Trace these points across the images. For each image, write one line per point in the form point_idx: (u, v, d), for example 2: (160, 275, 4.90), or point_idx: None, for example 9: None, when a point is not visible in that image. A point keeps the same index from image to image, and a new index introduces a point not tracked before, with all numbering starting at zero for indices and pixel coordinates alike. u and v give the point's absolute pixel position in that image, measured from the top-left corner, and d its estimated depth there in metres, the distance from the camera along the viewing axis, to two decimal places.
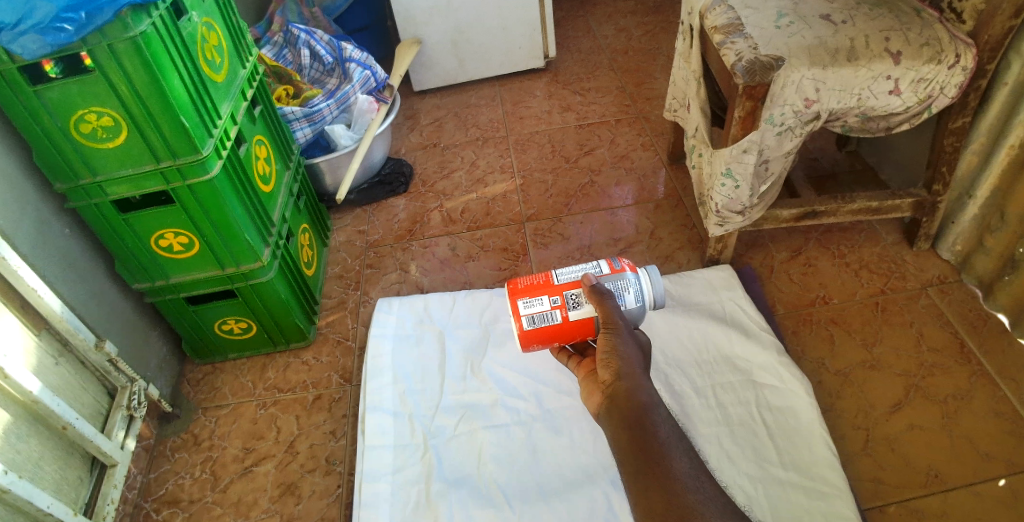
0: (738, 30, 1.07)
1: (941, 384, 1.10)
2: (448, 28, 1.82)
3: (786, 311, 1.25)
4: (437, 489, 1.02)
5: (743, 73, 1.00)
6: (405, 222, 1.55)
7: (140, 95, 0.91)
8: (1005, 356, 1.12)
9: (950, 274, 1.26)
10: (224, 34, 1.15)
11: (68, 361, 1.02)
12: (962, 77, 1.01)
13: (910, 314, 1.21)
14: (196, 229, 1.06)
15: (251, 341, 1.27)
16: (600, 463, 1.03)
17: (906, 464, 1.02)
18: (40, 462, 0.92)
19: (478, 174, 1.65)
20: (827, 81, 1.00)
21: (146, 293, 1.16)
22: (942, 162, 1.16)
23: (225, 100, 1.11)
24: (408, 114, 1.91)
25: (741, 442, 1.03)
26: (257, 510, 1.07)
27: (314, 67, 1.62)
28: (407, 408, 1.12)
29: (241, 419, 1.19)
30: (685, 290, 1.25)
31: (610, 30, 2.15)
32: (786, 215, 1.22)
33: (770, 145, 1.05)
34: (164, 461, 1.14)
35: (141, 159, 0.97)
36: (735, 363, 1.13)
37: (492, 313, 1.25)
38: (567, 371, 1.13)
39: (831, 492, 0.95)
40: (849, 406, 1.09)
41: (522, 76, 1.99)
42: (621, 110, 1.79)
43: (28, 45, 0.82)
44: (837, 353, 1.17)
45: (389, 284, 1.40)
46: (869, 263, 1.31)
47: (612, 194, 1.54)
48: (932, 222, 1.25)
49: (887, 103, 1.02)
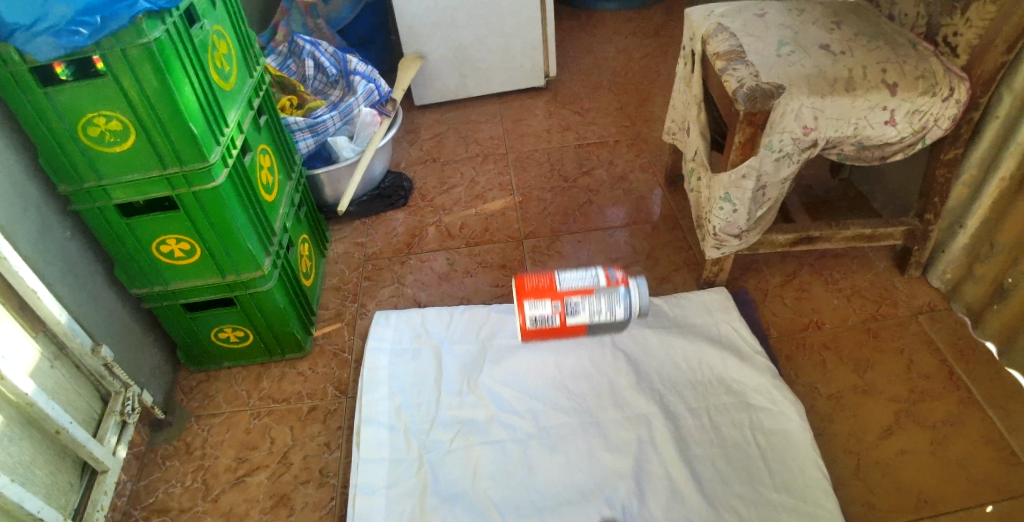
0: (739, 57, 1.09)
1: (932, 410, 1.12)
2: (451, 46, 1.85)
3: (780, 335, 1.26)
4: (432, 504, 1.02)
5: (745, 100, 1.02)
6: (403, 236, 1.55)
7: (151, 102, 0.92)
8: (995, 384, 1.14)
9: (940, 302, 1.28)
10: (234, 46, 1.16)
11: (63, 365, 1.01)
12: (956, 109, 1.04)
13: (901, 340, 1.23)
14: (198, 236, 1.06)
15: (247, 351, 1.26)
16: (595, 481, 1.03)
17: (898, 488, 1.03)
18: (31, 465, 0.91)
19: (477, 190, 1.67)
20: (826, 109, 1.02)
21: (144, 299, 1.15)
22: (934, 192, 1.19)
23: (233, 108, 1.11)
24: (409, 129, 1.92)
25: (734, 464, 1.04)
26: (248, 521, 1.06)
27: (318, 78, 1.63)
28: (402, 422, 1.12)
29: (234, 429, 1.18)
30: (680, 310, 1.27)
31: (610, 52, 2.18)
32: (781, 239, 1.24)
33: (768, 171, 1.08)
34: (155, 469, 1.13)
35: (148, 164, 0.97)
36: (730, 385, 1.14)
37: (489, 329, 1.25)
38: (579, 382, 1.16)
39: (823, 514, 0.96)
40: (841, 429, 1.11)
41: (522, 94, 2.01)
42: (621, 132, 1.82)
43: (42, 47, 0.83)
44: (830, 377, 1.18)
45: (386, 298, 1.40)
46: (862, 289, 1.33)
47: (609, 213, 1.56)
48: (924, 250, 1.27)
49: (883, 133, 1.05)
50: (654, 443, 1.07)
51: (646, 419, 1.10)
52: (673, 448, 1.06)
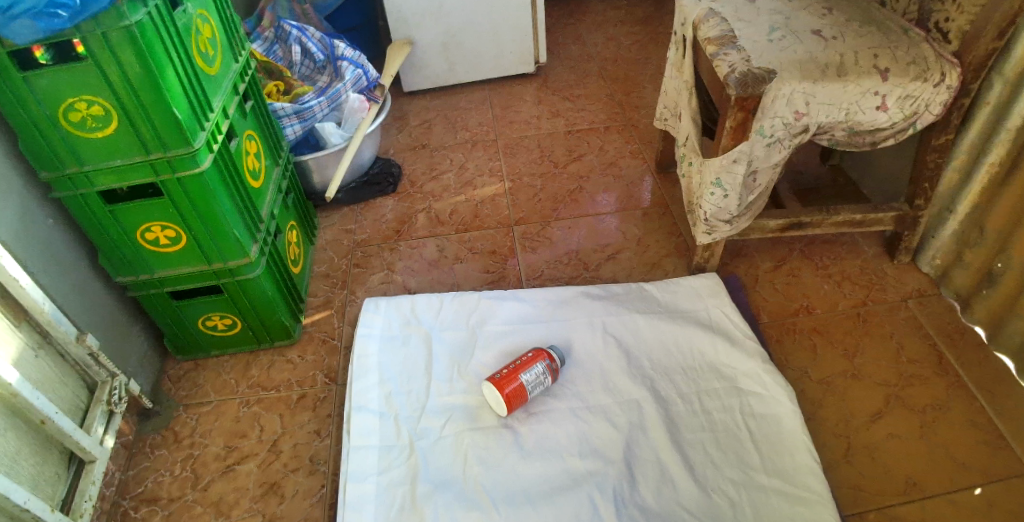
0: (731, 42, 1.07)
1: (920, 394, 1.12)
2: (439, 31, 1.82)
3: (770, 320, 1.27)
4: (423, 492, 1.01)
5: (735, 85, 0.99)
6: (392, 223, 1.54)
7: (134, 86, 0.90)
8: (982, 369, 1.15)
9: (928, 287, 1.29)
10: (218, 28, 1.14)
11: (48, 354, 1.00)
12: (947, 95, 1.04)
13: (890, 325, 1.23)
14: (183, 224, 1.04)
15: (235, 339, 1.25)
16: (587, 466, 1.03)
17: (886, 472, 1.04)
18: (17, 457, 0.90)
19: (467, 177, 1.65)
20: (818, 95, 1.02)
21: (129, 288, 1.14)
22: (924, 178, 1.19)
23: (218, 93, 1.09)
24: (398, 115, 1.90)
25: (725, 449, 1.04)
26: (238, 509, 1.05)
27: (304, 64, 1.60)
28: (393, 409, 1.11)
29: (223, 418, 1.17)
30: (670, 296, 1.27)
31: (600, 38, 2.17)
32: (772, 225, 1.24)
33: (758, 156, 1.08)
34: (143, 458, 1.12)
35: (130, 151, 0.95)
36: (720, 370, 1.14)
37: (479, 316, 1.25)
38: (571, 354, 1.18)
39: (811, 498, 0.97)
40: (830, 414, 1.11)
41: (512, 81, 2.00)
42: (611, 118, 1.81)
43: (21, 30, 0.81)
44: (819, 362, 1.19)
45: (375, 285, 1.39)
46: (851, 275, 1.33)
47: (599, 200, 1.55)
48: (913, 236, 1.28)
49: (874, 118, 1.05)
50: (645, 428, 1.07)
51: (636, 404, 1.10)
52: (663, 433, 1.06)
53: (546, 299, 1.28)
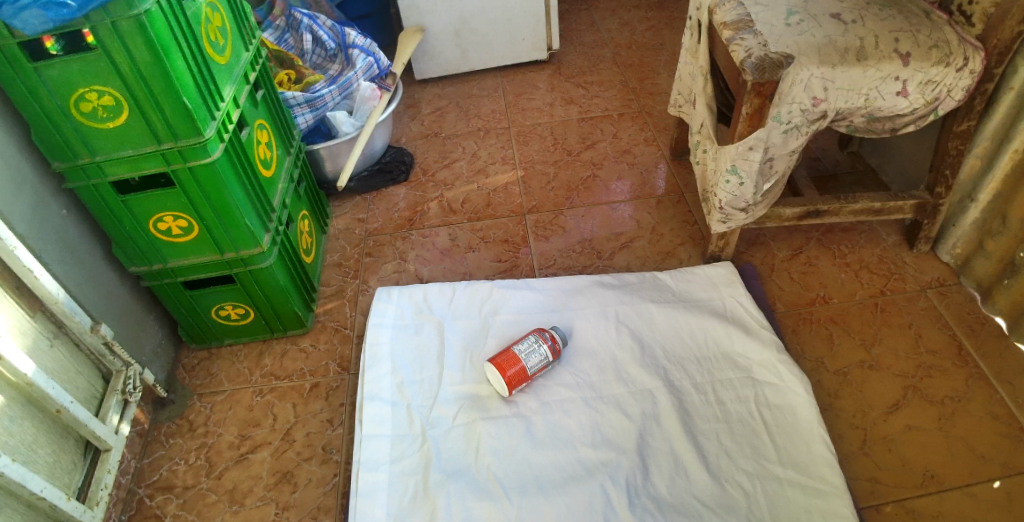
0: (748, 26, 1.07)
1: (939, 386, 1.11)
2: (451, 17, 1.81)
3: (786, 310, 1.25)
4: (436, 480, 1.01)
5: (751, 70, 1.00)
6: (404, 212, 1.54)
7: (145, 76, 0.89)
8: (1003, 360, 1.12)
9: (949, 277, 1.26)
10: (228, 16, 1.13)
11: (64, 343, 1.00)
12: (970, 80, 1.01)
13: (908, 315, 1.21)
14: (195, 213, 1.04)
15: (249, 328, 1.25)
16: (599, 457, 1.03)
17: (903, 464, 1.02)
18: (34, 445, 0.91)
19: (479, 165, 1.65)
20: (836, 80, 0.99)
21: (144, 277, 1.14)
22: (945, 166, 1.16)
23: (228, 82, 1.09)
24: (409, 103, 1.89)
25: (739, 440, 1.03)
26: (253, 497, 1.06)
27: (316, 52, 1.60)
28: (405, 399, 1.11)
29: (237, 406, 1.18)
30: (685, 286, 1.25)
31: (614, 24, 2.14)
32: (788, 214, 1.22)
33: (776, 143, 1.05)
34: (159, 447, 1.13)
35: (142, 140, 0.95)
36: (735, 360, 1.13)
37: (492, 305, 1.24)
38: (582, 349, 1.16)
39: (828, 491, 0.96)
40: (847, 405, 1.10)
41: (524, 68, 1.98)
42: (624, 105, 1.79)
43: (29, 20, 0.81)
44: (836, 352, 1.17)
45: (388, 274, 1.39)
46: (869, 264, 1.31)
47: (612, 188, 1.54)
48: (933, 224, 1.25)
49: (895, 103, 1.02)
50: (659, 419, 1.06)
51: (650, 394, 1.09)
52: (677, 423, 1.05)
53: (559, 288, 1.27)
